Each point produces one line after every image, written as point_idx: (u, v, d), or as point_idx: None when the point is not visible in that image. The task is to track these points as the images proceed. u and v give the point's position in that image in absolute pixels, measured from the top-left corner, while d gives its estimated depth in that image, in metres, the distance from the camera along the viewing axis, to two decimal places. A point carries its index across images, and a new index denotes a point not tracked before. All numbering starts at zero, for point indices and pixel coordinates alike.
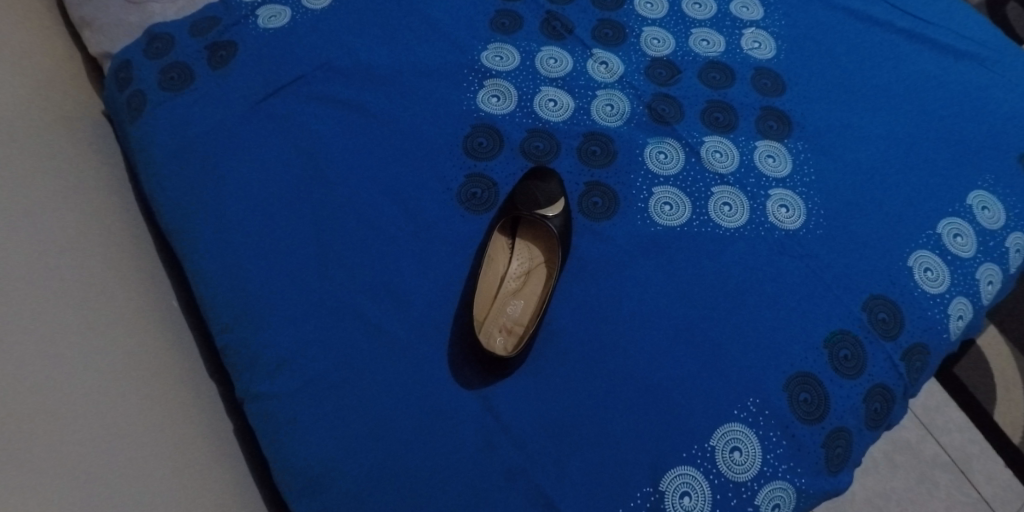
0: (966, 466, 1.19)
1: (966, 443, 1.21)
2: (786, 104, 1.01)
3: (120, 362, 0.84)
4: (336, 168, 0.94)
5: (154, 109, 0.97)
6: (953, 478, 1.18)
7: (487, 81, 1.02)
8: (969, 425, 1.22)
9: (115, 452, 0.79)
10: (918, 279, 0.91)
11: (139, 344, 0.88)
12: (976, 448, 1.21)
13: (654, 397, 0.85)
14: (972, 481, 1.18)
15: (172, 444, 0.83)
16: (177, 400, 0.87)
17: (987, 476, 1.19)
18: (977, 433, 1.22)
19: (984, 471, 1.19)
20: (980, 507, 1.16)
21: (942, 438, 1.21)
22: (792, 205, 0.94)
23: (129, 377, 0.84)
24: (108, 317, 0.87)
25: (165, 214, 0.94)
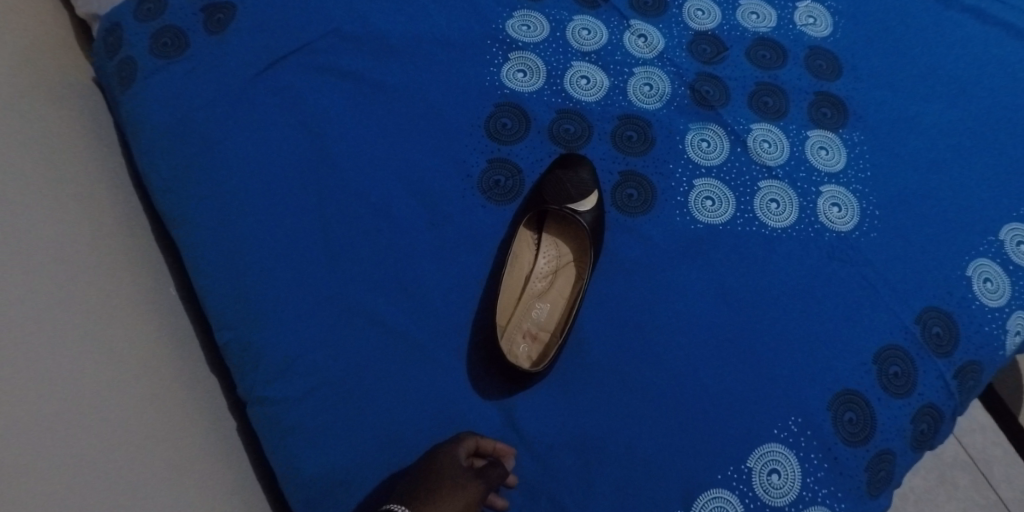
0: (987, 468, 1.13)
1: (989, 444, 1.15)
2: (842, 89, 0.91)
3: (126, 359, 0.79)
4: (347, 155, 0.87)
5: (148, 79, 0.88)
6: (973, 480, 1.12)
7: (512, 54, 0.92)
8: (992, 425, 1.16)
9: (136, 448, 0.73)
10: (976, 290, 0.84)
11: (138, 340, 0.81)
12: (999, 451, 1.15)
13: (688, 414, 0.80)
14: (991, 484, 1.12)
15: (180, 448, 0.78)
16: (179, 400, 0.82)
17: (1008, 479, 1.13)
18: (1000, 434, 1.16)
19: (1004, 475, 1.13)
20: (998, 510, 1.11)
21: (964, 438, 1.15)
22: (845, 204, 0.86)
23: (133, 376, 0.78)
24: (110, 308, 0.80)
25: (159, 197, 0.86)
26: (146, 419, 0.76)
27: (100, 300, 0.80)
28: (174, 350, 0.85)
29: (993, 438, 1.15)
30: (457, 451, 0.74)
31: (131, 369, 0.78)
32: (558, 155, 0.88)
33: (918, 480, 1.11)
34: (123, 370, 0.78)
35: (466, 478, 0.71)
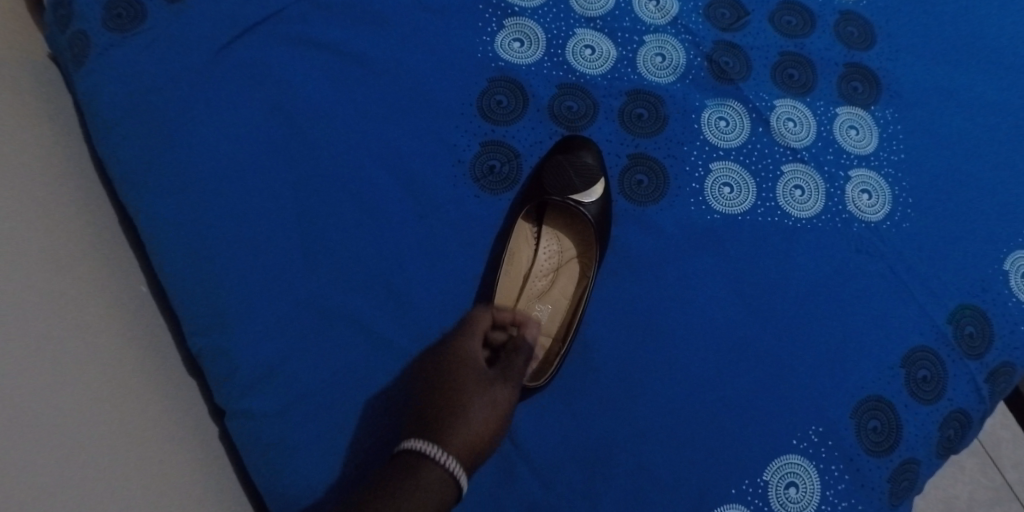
0: (994, 453, 1.02)
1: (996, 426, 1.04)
2: (876, 59, 0.82)
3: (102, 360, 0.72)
4: (326, 140, 0.79)
5: (103, 55, 0.79)
6: (980, 466, 1.02)
7: (508, 20, 0.82)
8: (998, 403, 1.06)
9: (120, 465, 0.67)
10: (1013, 286, 0.78)
11: (113, 340, 0.74)
12: (1008, 432, 1.04)
13: (700, 424, 0.74)
14: (998, 470, 1.02)
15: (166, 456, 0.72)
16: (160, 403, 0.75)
17: (1016, 463, 1.02)
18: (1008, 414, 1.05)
19: (1012, 458, 1.02)
20: (1005, 497, 1.01)
21: None
22: (875, 191, 0.78)
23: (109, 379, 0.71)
24: (81, 309, 0.73)
25: (121, 186, 0.78)
26: (127, 432, 0.70)
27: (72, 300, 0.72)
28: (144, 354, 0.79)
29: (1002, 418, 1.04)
30: (471, 350, 0.69)
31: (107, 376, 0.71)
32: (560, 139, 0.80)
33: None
34: (101, 374, 0.71)
35: (488, 379, 0.67)
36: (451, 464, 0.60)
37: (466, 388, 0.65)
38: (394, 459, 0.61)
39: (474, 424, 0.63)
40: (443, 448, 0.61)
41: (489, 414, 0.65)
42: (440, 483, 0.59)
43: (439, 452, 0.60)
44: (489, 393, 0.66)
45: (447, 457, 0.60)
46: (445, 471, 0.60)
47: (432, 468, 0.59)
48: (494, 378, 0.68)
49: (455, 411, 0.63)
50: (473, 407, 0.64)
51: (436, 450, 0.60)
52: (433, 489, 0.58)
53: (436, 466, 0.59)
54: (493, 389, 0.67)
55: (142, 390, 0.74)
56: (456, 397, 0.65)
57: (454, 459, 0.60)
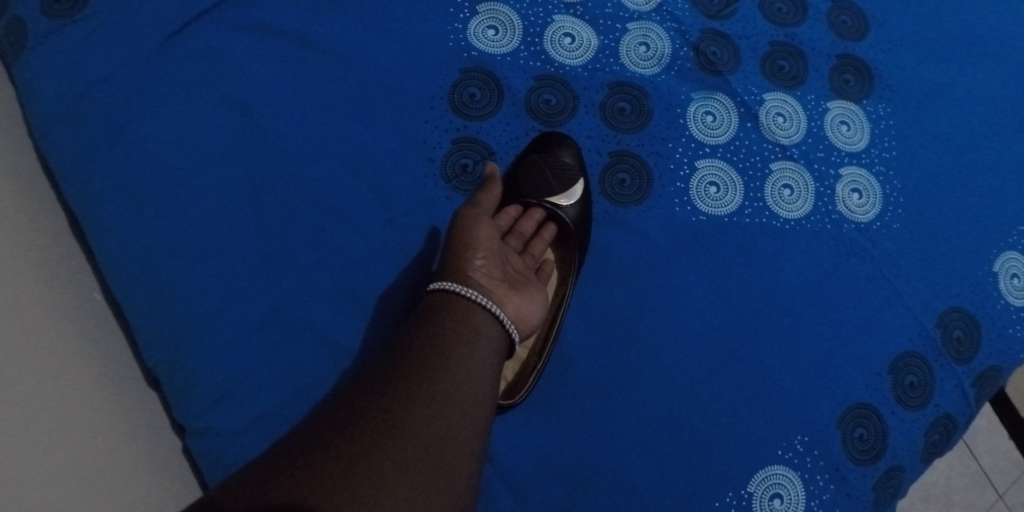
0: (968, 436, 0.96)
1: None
2: (870, 50, 0.77)
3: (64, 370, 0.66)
4: (289, 136, 0.74)
5: (42, 45, 0.72)
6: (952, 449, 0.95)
7: (481, 6, 0.77)
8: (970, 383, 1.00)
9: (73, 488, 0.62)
10: (1003, 288, 0.75)
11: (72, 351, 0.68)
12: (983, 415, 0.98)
13: (682, 435, 0.72)
14: (972, 455, 0.95)
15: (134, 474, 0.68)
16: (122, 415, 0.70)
17: (991, 447, 0.96)
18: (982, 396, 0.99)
19: (987, 442, 0.96)
20: (979, 483, 0.94)
21: None
22: (866, 190, 0.75)
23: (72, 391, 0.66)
24: (38, 315, 0.67)
25: (66, 187, 0.71)
26: (88, 444, 0.65)
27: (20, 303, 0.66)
28: None
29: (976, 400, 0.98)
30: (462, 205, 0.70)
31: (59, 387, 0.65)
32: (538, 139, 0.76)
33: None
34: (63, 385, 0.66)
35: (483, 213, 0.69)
36: (474, 295, 0.64)
37: (464, 229, 0.68)
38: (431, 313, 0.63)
39: (487, 252, 0.67)
40: (459, 284, 0.65)
41: (496, 243, 0.69)
42: (477, 316, 0.64)
43: (456, 286, 0.65)
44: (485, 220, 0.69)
45: (471, 294, 0.64)
46: (476, 306, 0.64)
47: (459, 308, 0.64)
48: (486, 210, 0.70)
49: (467, 254, 0.66)
50: (481, 239, 0.67)
51: (457, 291, 0.64)
52: (468, 322, 0.63)
53: (463, 300, 0.64)
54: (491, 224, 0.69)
55: (98, 402, 0.69)
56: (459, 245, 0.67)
57: (478, 292, 0.65)
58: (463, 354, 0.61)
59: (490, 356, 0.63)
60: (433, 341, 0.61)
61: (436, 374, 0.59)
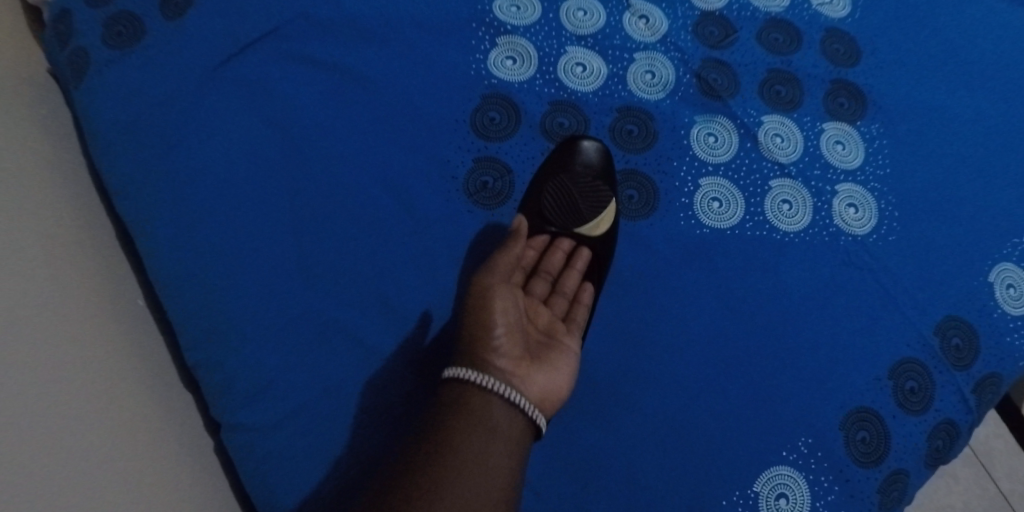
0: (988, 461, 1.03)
1: (989, 436, 1.04)
2: (862, 76, 0.83)
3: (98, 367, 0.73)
4: (322, 153, 0.80)
5: (103, 73, 0.80)
6: (973, 473, 1.02)
7: (501, 38, 0.84)
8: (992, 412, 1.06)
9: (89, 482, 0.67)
10: (999, 297, 0.79)
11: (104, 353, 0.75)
12: (1001, 442, 1.04)
13: (690, 435, 0.75)
14: (992, 479, 1.02)
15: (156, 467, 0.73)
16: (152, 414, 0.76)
17: (1010, 471, 1.02)
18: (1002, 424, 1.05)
19: (1006, 468, 1.02)
20: (998, 504, 1.00)
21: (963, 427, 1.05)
22: (861, 205, 0.79)
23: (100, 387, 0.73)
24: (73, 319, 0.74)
25: (120, 201, 0.79)
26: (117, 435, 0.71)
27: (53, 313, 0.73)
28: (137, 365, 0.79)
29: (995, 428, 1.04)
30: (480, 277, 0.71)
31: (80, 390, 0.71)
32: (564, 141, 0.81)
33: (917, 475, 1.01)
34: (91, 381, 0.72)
35: (499, 288, 0.70)
36: (486, 382, 0.65)
37: (481, 303, 0.69)
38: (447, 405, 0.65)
39: (501, 334, 0.68)
40: (473, 372, 0.66)
41: (512, 318, 0.70)
42: (491, 402, 0.65)
43: (469, 374, 0.66)
44: (501, 293, 0.70)
45: (483, 381, 0.65)
46: (489, 394, 0.65)
47: (472, 394, 0.65)
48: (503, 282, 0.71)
49: (481, 336, 0.68)
50: (496, 317, 0.68)
51: (471, 378, 0.66)
52: (479, 413, 0.64)
53: (475, 390, 0.65)
54: (508, 298, 0.70)
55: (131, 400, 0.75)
56: (476, 322, 0.69)
57: (492, 378, 0.66)
58: (473, 445, 0.62)
59: (505, 446, 0.63)
60: (442, 434, 0.62)
61: (443, 470, 0.60)
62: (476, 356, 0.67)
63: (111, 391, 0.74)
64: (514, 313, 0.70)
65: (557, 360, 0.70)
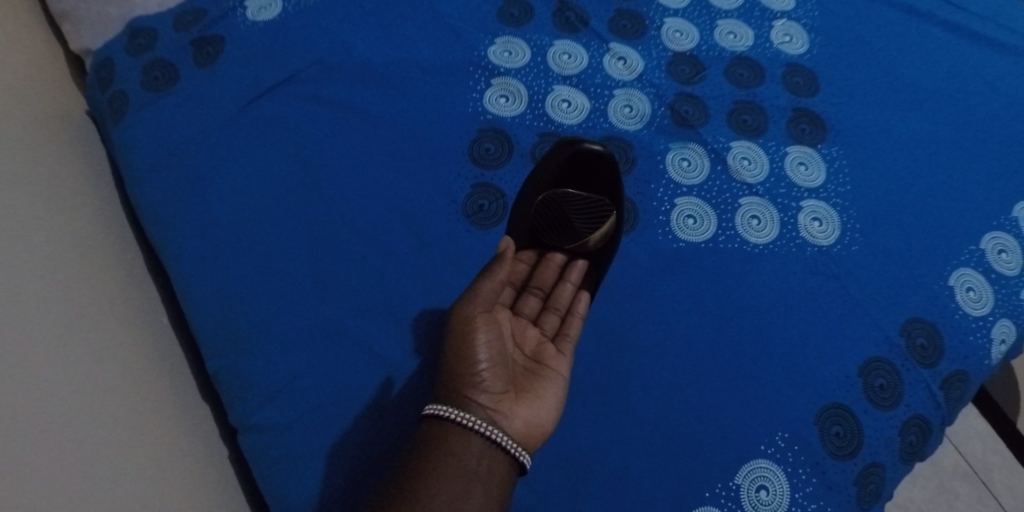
0: (988, 477, 1.14)
1: (987, 452, 1.16)
2: (820, 104, 0.91)
3: (120, 372, 0.80)
4: (334, 179, 0.89)
5: (139, 112, 0.91)
6: (974, 489, 1.12)
7: (495, 79, 0.93)
8: (989, 432, 1.18)
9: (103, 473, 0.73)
10: (960, 300, 0.85)
11: (126, 362, 0.82)
12: (999, 459, 1.16)
13: (675, 431, 0.80)
14: (993, 493, 1.13)
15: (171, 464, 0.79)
16: (170, 417, 0.83)
17: (1010, 486, 1.13)
18: (999, 442, 1.17)
19: (1006, 483, 1.13)
20: None
21: (964, 447, 1.16)
22: (825, 219, 0.86)
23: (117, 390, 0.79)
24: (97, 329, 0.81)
25: (150, 226, 0.88)
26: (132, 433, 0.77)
27: (80, 320, 0.80)
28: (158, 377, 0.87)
29: (993, 446, 1.16)
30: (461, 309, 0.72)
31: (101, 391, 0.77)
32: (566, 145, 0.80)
33: (925, 490, 1.12)
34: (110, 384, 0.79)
35: (481, 323, 0.71)
36: (466, 422, 0.67)
37: (464, 338, 0.70)
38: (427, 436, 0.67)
39: (481, 372, 0.70)
40: (454, 410, 0.67)
41: (495, 354, 0.71)
42: (472, 439, 0.66)
43: (449, 411, 0.67)
44: (484, 328, 0.71)
45: (463, 420, 0.67)
46: (469, 432, 0.67)
47: (451, 432, 0.67)
48: (488, 313, 0.72)
49: (462, 373, 0.69)
50: (477, 354, 0.70)
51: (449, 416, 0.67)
52: (458, 453, 0.66)
53: (455, 428, 0.67)
54: (490, 334, 0.71)
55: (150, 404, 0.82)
56: (458, 356, 0.70)
57: (473, 417, 0.67)
58: (451, 485, 0.64)
59: (484, 486, 0.65)
60: (421, 471, 0.64)
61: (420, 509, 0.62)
62: (458, 393, 0.68)
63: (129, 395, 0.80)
64: (497, 347, 0.71)
65: (541, 393, 0.72)
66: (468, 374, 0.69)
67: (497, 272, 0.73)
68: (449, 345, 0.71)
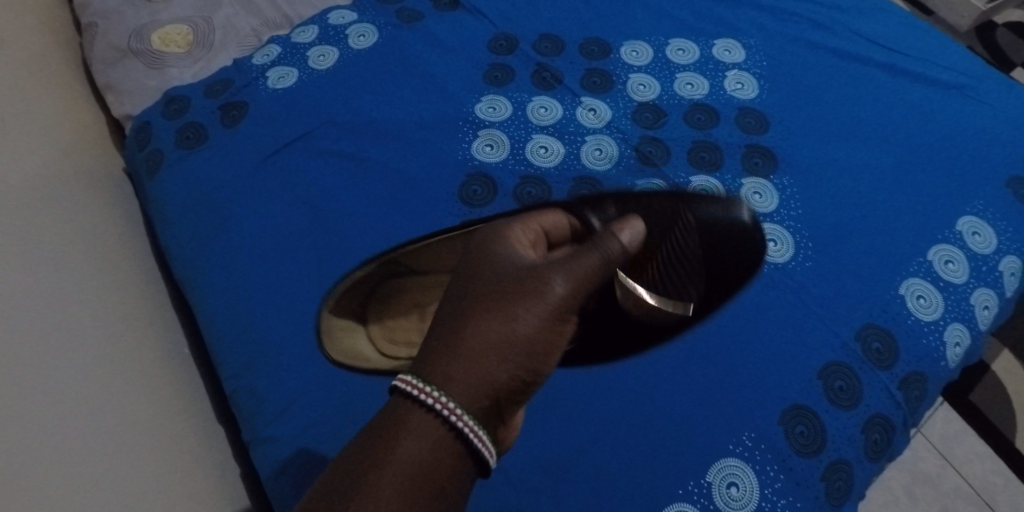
0: (990, 498, 1.19)
1: (988, 473, 1.21)
2: (771, 141, 1.03)
3: (140, 395, 0.91)
4: (339, 218, 1.00)
5: (172, 167, 1.04)
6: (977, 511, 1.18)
7: (481, 131, 1.05)
8: (990, 453, 1.22)
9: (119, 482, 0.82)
10: (911, 307, 0.92)
11: (146, 388, 0.92)
12: (1000, 479, 1.20)
13: (648, 431, 0.86)
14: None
15: (179, 480, 0.88)
16: (181, 439, 0.93)
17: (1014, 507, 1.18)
18: (999, 463, 1.22)
19: (1009, 502, 1.19)
20: None
21: (964, 469, 1.21)
22: (779, 239, 0.96)
23: (137, 411, 0.89)
24: (121, 358, 0.92)
25: (178, 266, 1.01)
26: (147, 450, 0.87)
27: (108, 350, 0.91)
28: (179, 400, 0.96)
29: (992, 467, 1.21)
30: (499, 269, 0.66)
31: (121, 412, 0.87)
32: (725, 198, 0.95)
33: None
34: (131, 405, 0.89)
35: (560, 322, 0.65)
36: (444, 410, 0.60)
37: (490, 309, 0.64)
38: (394, 414, 0.61)
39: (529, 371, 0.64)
40: (435, 392, 0.60)
41: (542, 337, 0.64)
42: (440, 444, 0.59)
43: (426, 394, 0.60)
44: (562, 314, 0.64)
45: (452, 417, 0.60)
46: (427, 418, 0.60)
47: (420, 422, 0.60)
48: (573, 314, 0.66)
49: (466, 341, 0.62)
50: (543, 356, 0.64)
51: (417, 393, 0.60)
52: (404, 455, 0.58)
53: (415, 414, 0.60)
54: (568, 327, 0.66)
55: (164, 426, 0.91)
56: (515, 343, 0.63)
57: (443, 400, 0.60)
58: (402, 490, 0.57)
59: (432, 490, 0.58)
60: (368, 475, 0.58)
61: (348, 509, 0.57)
62: (489, 385, 0.62)
63: (146, 418, 0.90)
64: (550, 325, 0.64)
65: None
66: (514, 368, 0.63)
67: (594, 263, 0.67)
68: (508, 318, 0.63)
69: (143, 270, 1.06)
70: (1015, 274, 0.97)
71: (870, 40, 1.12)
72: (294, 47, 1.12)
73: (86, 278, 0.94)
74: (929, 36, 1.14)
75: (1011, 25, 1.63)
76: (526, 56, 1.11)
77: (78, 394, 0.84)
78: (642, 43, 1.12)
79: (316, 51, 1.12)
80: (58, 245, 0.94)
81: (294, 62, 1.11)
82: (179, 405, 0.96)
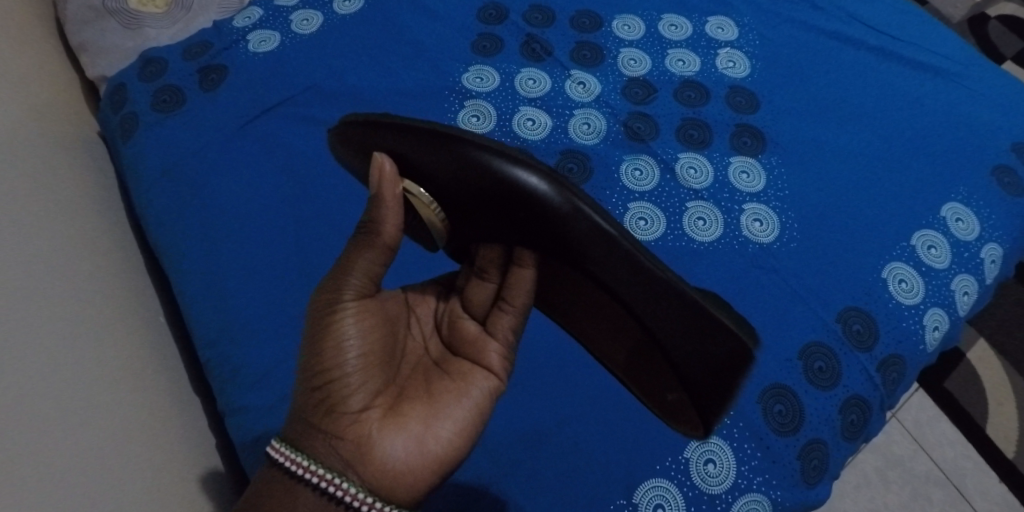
0: (959, 482, 1.21)
1: (958, 458, 1.23)
2: (759, 121, 1.02)
3: (113, 362, 0.89)
4: (320, 187, 0.98)
5: (148, 130, 1.01)
6: (946, 494, 1.20)
7: (467, 102, 1.03)
8: (962, 439, 1.24)
9: (92, 450, 0.80)
10: (893, 291, 0.92)
11: (118, 355, 0.90)
12: (970, 464, 1.22)
13: (629, 409, 0.86)
14: (965, 499, 1.20)
15: (152, 451, 0.87)
16: (153, 407, 0.91)
17: (981, 491, 1.21)
18: (971, 448, 1.24)
19: (977, 487, 1.21)
20: None
21: (936, 454, 1.23)
22: (765, 219, 0.95)
23: (110, 379, 0.87)
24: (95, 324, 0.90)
25: (154, 230, 0.98)
26: (121, 418, 0.86)
27: (80, 316, 0.89)
28: (149, 368, 0.94)
29: (963, 452, 1.23)
30: None
31: (95, 376, 0.86)
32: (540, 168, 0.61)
33: (899, 498, 1.20)
34: (105, 372, 0.87)
35: (345, 312, 0.68)
36: (297, 468, 0.67)
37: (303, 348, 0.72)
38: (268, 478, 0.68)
39: (405, 360, 0.73)
40: (289, 451, 0.67)
41: (319, 325, 0.68)
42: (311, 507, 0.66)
43: (284, 457, 0.67)
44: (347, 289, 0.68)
45: (304, 472, 0.66)
46: (293, 483, 0.67)
47: (288, 492, 0.67)
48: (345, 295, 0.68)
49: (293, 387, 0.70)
50: (338, 355, 0.68)
51: (272, 454, 0.68)
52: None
53: (283, 479, 0.67)
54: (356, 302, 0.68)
55: (136, 393, 0.90)
56: (308, 351, 0.69)
57: (291, 452, 0.67)
58: None
59: None
60: None
61: None
62: (314, 413, 0.68)
63: (118, 383, 0.88)
64: (323, 316, 0.68)
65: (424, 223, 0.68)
66: (322, 365, 0.68)
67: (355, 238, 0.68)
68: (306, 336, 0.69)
69: (117, 234, 1.04)
70: (996, 262, 0.98)
71: (863, 23, 1.11)
72: (277, 10, 1.09)
73: (58, 238, 0.92)
74: (921, 20, 1.13)
75: (1003, 17, 1.63)
76: (515, 26, 1.09)
77: (57, 355, 0.83)
78: (634, 17, 1.10)
79: (299, 15, 1.09)
80: (33, 205, 0.91)
81: (277, 25, 1.08)
82: (150, 373, 0.94)
